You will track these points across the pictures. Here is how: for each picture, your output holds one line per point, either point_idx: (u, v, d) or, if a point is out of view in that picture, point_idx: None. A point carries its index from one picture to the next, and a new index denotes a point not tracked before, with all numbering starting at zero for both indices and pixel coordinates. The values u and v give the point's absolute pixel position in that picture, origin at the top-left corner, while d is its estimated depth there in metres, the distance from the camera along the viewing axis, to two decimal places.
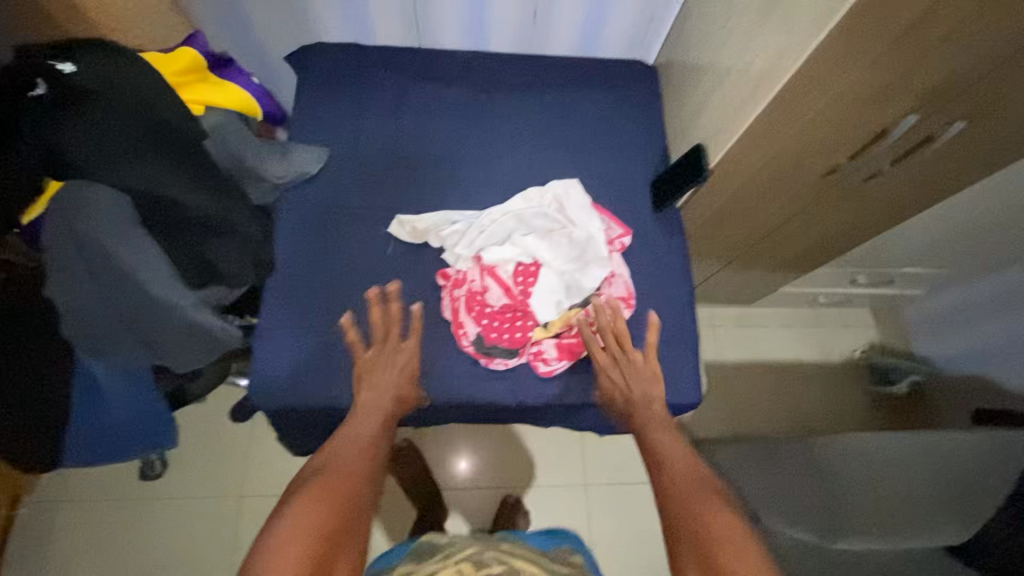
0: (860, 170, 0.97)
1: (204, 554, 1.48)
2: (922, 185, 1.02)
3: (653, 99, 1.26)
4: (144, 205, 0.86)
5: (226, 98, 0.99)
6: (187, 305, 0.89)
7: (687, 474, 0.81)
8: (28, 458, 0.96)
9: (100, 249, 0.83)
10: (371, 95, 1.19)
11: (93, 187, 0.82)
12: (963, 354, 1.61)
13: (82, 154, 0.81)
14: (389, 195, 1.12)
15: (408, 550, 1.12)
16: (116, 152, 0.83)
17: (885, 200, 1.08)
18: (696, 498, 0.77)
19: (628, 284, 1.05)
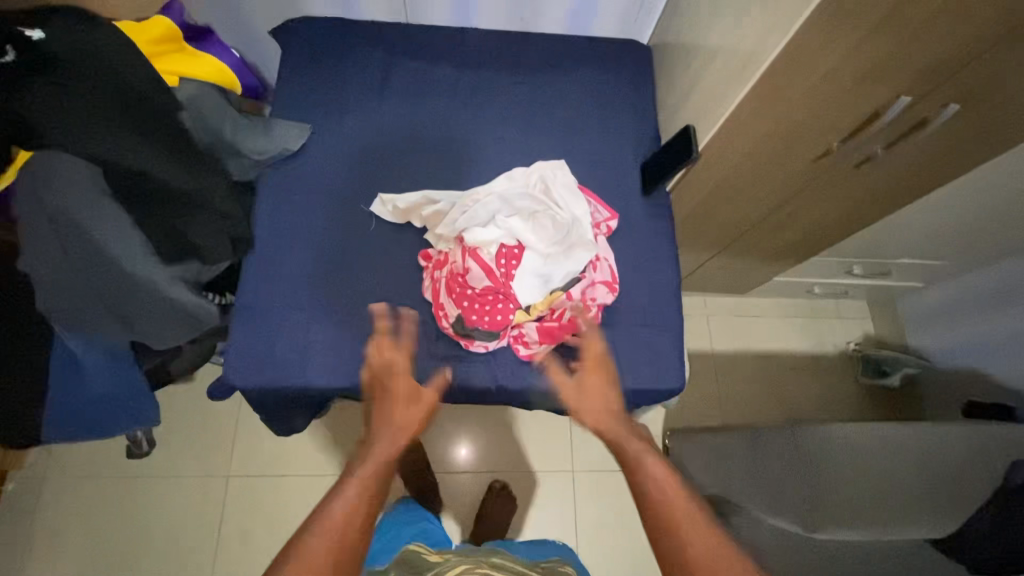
0: (853, 154, 0.94)
1: (192, 533, 1.49)
2: (918, 171, 0.99)
3: (647, 79, 1.23)
4: (117, 177, 0.84)
5: (203, 70, 0.96)
6: (163, 282, 0.88)
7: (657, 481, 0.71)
8: (11, 433, 0.96)
9: (71, 221, 0.81)
10: (357, 71, 1.17)
11: (62, 158, 0.80)
12: (958, 348, 1.59)
13: (47, 122, 0.77)
14: (373, 174, 1.10)
15: (398, 559, 1.10)
16: (85, 121, 0.79)
17: (880, 186, 1.05)
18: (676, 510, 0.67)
19: (613, 269, 1.02)
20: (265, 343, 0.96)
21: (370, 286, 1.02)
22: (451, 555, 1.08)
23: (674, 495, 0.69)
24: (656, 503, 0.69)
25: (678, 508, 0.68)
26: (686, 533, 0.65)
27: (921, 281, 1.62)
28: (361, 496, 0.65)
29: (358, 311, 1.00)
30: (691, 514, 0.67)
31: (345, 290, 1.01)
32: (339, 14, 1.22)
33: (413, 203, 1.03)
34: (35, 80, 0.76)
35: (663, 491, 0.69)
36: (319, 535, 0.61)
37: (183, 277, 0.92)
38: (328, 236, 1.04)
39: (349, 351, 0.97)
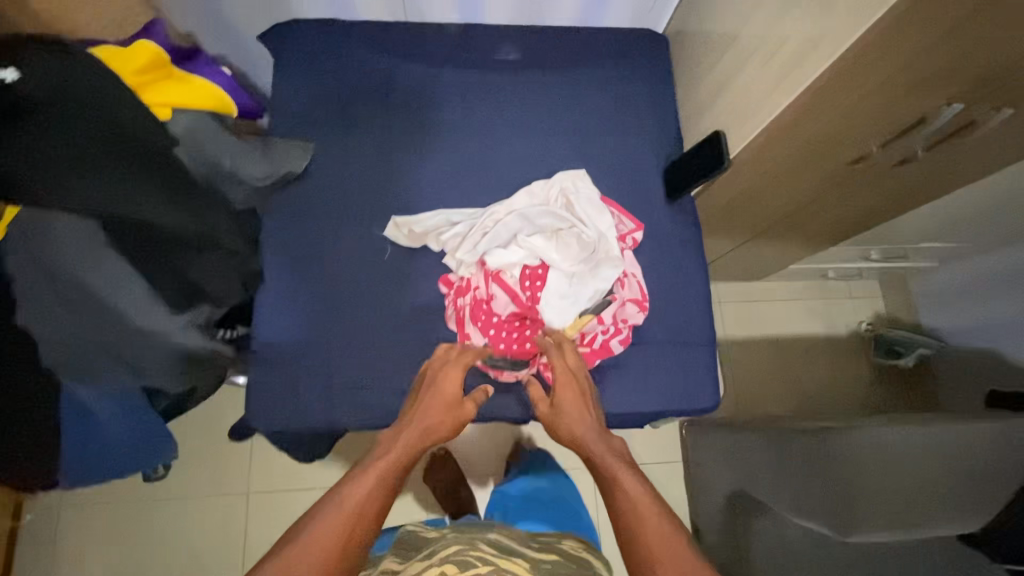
0: (889, 157, 0.90)
1: (217, 551, 1.49)
2: (952, 170, 0.96)
3: (666, 75, 1.17)
4: (113, 225, 0.77)
5: (194, 97, 0.87)
6: (173, 332, 0.83)
7: (632, 503, 0.72)
8: (26, 483, 0.93)
9: (73, 278, 0.77)
10: (358, 80, 1.09)
11: (56, 215, 0.75)
12: (971, 329, 1.59)
13: (32, 174, 0.70)
14: (382, 193, 1.03)
15: (393, 546, 1.06)
16: (66, 169, 0.71)
17: (911, 185, 1.01)
18: (643, 530, 0.69)
19: (641, 285, 0.98)
20: (285, 385, 0.92)
21: (389, 318, 0.97)
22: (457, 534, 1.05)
23: (644, 516, 0.70)
24: (624, 517, 0.71)
25: (648, 528, 0.69)
26: (651, 549, 0.67)
27: (936, 261, 1.60)
28: (377, 488, 0.73)
29: (379, 345, 0.95)
30: (660, 533, 0.68)
31: (364, 322, 0.96)
32: (332, 14, 1.13)
33: (431, 226, 0.98)
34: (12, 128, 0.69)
35: (637, 513, 0.71)
36: (323, 522, 0.67)
37: (196, 324, 0.86)
38: (342, 266, 0.98)
39: (371, 387, 0.93)
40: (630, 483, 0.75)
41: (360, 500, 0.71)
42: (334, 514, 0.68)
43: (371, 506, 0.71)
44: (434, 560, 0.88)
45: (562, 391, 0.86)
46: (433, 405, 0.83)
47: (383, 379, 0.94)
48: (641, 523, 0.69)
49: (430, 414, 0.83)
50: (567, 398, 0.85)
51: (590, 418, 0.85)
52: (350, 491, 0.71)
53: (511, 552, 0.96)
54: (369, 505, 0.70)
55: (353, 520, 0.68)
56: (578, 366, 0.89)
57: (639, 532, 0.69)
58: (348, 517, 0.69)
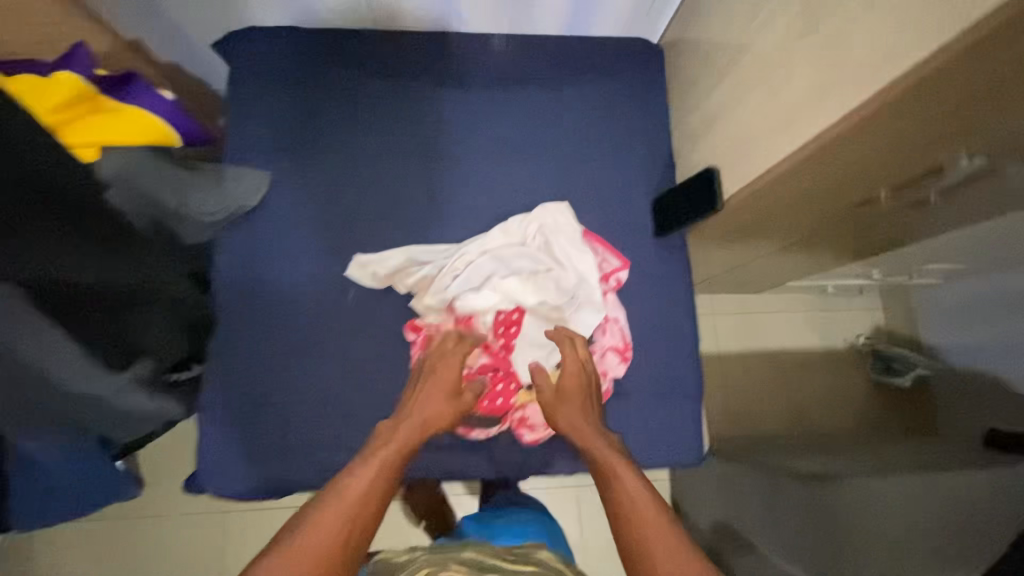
0: (897, 201, 0.81)
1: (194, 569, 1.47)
2: (964, 211, 0.87)
3: (659, 91, 1.06)
4: (35, 285, 0.68)
5: (122, 129, 0.78)
6: (109, 394, 0.77)
7: (637, 496, 0.68)
8: None
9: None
10: (319, 98, 1.00)
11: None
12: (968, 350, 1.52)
13: None
14: (345, 227, 0.95)
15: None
16: None
17: (918, 223, 0.93)
18: (649, 524, 0.65)
19: (625, 332, 0.92)
20: (238, 442, 0.86)
21: (352, 367, 0.90)
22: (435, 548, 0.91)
23: (647, 510, 0.66)
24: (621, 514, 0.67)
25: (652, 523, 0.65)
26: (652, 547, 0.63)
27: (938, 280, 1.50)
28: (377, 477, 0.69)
29: (342, 396, 0.89)
30: (661, 526, 0.64)
31: (325, 371, 0.90)
32: (292, 21, 1.02)
33: (396, 267, 0.91)
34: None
35: (637, 506, 0.66)
36: (324, 514, 0.63)
37: (135, 381, 0.79)
38: (301, 309, 0.91)
39: (332, 444, 0.87)
40: (628, 475, 0.71)
41: (363, 488, 0.67)
42: (334, 506, 0.64)
43: (374, 495, 0.67)
44: None
45: (565, 376, 0.84)
46: (435, 389, 0.80)
47: (346, 433, 0.88)
48: (639, 519, 0.66)
49: (430, 399, 0.79)
50: (570, 385, 0.83)
51: (590, 408, 0.82)
52: (349, 479, 0.67)
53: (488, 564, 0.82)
54: (372, 496, 0.67)
55: (357, 509, 0.65)
56: (585, 351, 0.87)
57: (643, 527, 0.65)
58: (349, 508, 0.65)
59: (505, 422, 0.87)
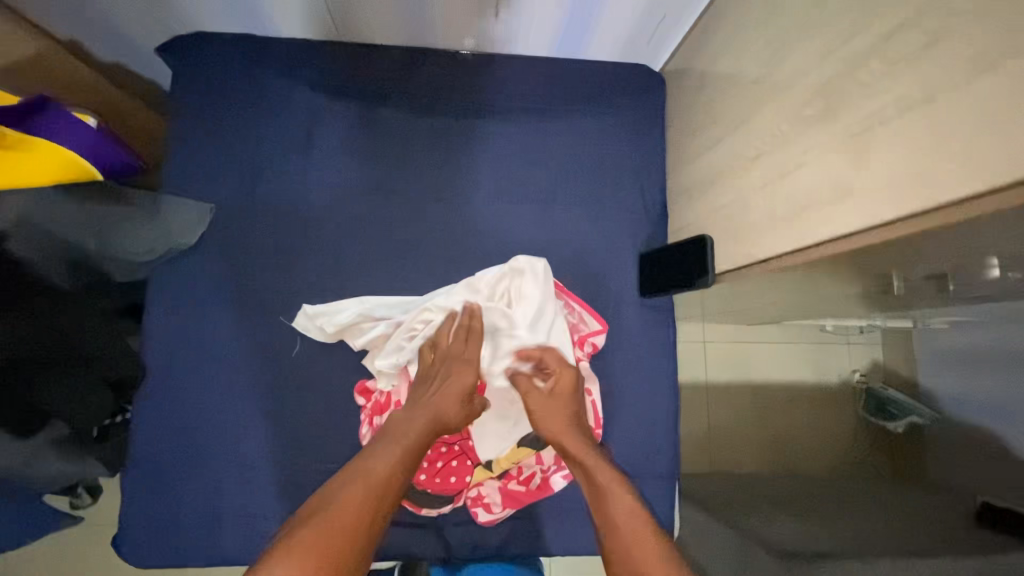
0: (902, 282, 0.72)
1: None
2: (973, 296, 0.78)
3: (656, 129, 0.95)
4: None
5: (34, 171, 0.68)
6: (19, 463, 0.69)
7: (632, 508, 0.64)
8: None
9: None
10: (271, 120, 0.89)
11: None
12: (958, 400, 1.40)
13: None
14: (294, 268, 0.86)
15: None
16: None
17: (921, 300, 0.84)
18: (642, 537, 0.60)
19: (598, 410, 0.84)
20: (168, 508, 0.79)
21: (296, 431, 0.82)
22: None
23: (640, 520, 0.62)
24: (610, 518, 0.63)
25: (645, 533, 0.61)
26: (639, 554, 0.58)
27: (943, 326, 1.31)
28: (399, 465, 0.66)
29: (286, 462, 0.82)
30: (649, 534, 0.60)
31: (268, 434, 0.82)
32: (242, 30, 0.89)
33: (348, 323, 0.82)
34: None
35: (630, 517, 0.63)
36: (346, 493, 0.61)
37: (53, 443, 0.72)
38: (243, 363, 0.83)
39: (271, 514, 0.80)
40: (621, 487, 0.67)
41: (385, 471, 0.65)
42: (354, 488, 0.62)
43: (391, 483, 0.64)
44: None
45: (564, 381, 0.80)
46: (451, 383, 0.78)
47: (288, 504, 0.81)
48: (635, 535, 0.60)
49: (443, 397, 0.76)
50: (568, 392, 0.80)
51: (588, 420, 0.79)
52: (372, 461, 0.65)
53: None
54: (388, 481, 0.64)
55: (374, 495, 0.62)
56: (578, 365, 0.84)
57: (633, 538, 0.60)
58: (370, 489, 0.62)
59: (456, 501, 0.80)
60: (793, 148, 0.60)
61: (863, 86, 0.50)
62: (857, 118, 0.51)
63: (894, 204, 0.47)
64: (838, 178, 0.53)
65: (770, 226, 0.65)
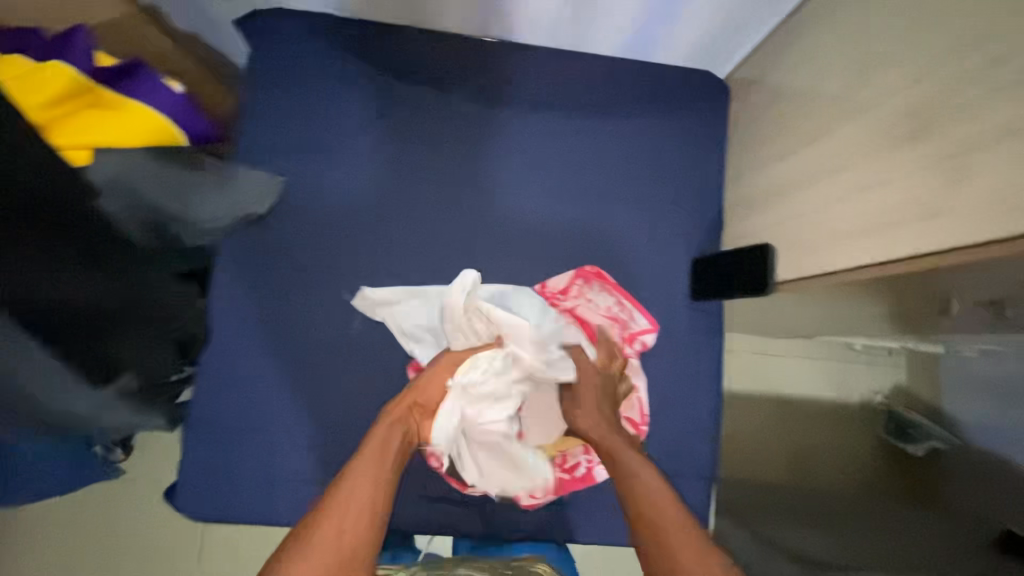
0: (968, 306, 0.72)
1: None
2: None
3: (718, 135, 0.96)
4: (36, 313, 0.60)
5: (124, 133, 0.69)
6: (94, 413, 0.71)
7: (663, 510, 0.63)
8: None
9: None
10: (344, 99, 0.91)
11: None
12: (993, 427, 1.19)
13: None
14: (356, 246, 0.88)
15: None
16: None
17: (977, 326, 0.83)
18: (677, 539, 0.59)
19: (644, 405, 0.86)
20: (224, 468, 0.82)
21: (351, 403, 0.85)
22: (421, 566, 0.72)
23: (672, 520, 0.61)
24: (642, 514, 0.63)
25: (678, 535, 0.60)
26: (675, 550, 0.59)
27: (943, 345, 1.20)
28: (377, 474, 0.62)
29: (340, 433, 0.84)
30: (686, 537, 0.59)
31: (324, 403, 0.84)
32: (321, 9, 0.91)
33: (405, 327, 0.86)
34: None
35: (660, 516, 0.62)
36: (327, 519, 0.57)
37: (121, 397, 0.73)
38: (302, 333, 0.85)
39: (323, 480, 0.83)
40: (649, 478, 0.66)
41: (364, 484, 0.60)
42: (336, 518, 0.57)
43: (375, 497, 0.60)
44: None
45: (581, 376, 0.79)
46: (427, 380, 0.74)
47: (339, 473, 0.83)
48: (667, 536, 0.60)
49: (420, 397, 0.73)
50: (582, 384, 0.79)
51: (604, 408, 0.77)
52: (350, 479, 0.61)
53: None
54: (374, 503, 0.60)
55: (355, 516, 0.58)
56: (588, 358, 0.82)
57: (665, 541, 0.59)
58: (353, 509, 0.58)
59: (503, 488, 0.81)
60: (877, 165, 0.61)
61: (960, 110, 0.52)
62: (952, 140, 0.53)
63: (994, 225, 0.48)
64: (927, 196, 0.55)
65: (846, 239, 0.66)
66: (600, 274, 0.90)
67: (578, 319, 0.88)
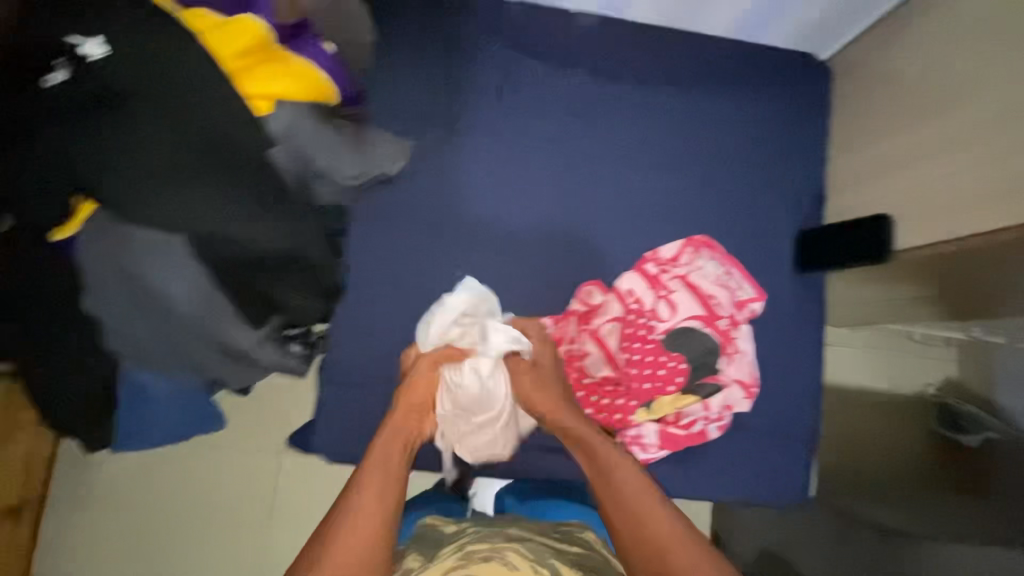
0: None
1: (232, 553, 1.18)
2: None
3: (821, 118, 0.99)
4: (204, 244, 0.68)
5: (298, 88, 0.73)
6: (249, 347, 0.76)
7: (642, 501, 0.64)
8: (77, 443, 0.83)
9: (160, 298, 0.70)
10: (467, 69, 0.94)
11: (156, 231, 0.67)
12: None
13: (109, 168, 0.62)
14: (478, 209, 0.92)
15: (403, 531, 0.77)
16: (172, 179, 0.63)
17: None
18: (658, 519, 0.62)
19: (753, 368, 0.90)
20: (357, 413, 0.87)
21: None
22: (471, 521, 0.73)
23: (653, 507, 0.63)
24: (626, 511, 0.64)
25: (663, 520, 0.62)
26: (664, 551, 0.58)
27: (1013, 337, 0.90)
28: (385, 479, 0.65)
29: None
30: (673, 527, 0.61)
31: None
32: None
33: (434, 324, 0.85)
34: (76, 123, 0.62)
35: (638, 499, 0.64)
36: (343, 527, 0.59)
37: (272, 335, 0.78)
38: (429, 291, 0.90)
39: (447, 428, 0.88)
40: (628, 470, 0.68)
41: (368, 490, 0.63)
42: (349, 527, 0.59)
43: (394, 493, 0.64)
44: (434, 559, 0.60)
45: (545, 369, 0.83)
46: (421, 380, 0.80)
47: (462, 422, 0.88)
48: (655, 524, 0.61)
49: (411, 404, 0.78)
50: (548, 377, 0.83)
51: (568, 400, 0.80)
52: (360, 486, 0.64)
53: (540, 545, 0.64)
54: (386, 502, 0.62)
55: (372, 517, 0.60)
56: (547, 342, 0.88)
57: (648, 524, 0.61)
58: (374, 509, 0.61)
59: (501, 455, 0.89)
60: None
61: None
62: None
63: None
64: None
65: (977, 210, 0.71)
66: (709, 243, 0.93)
67: (689, 286, 0.91)
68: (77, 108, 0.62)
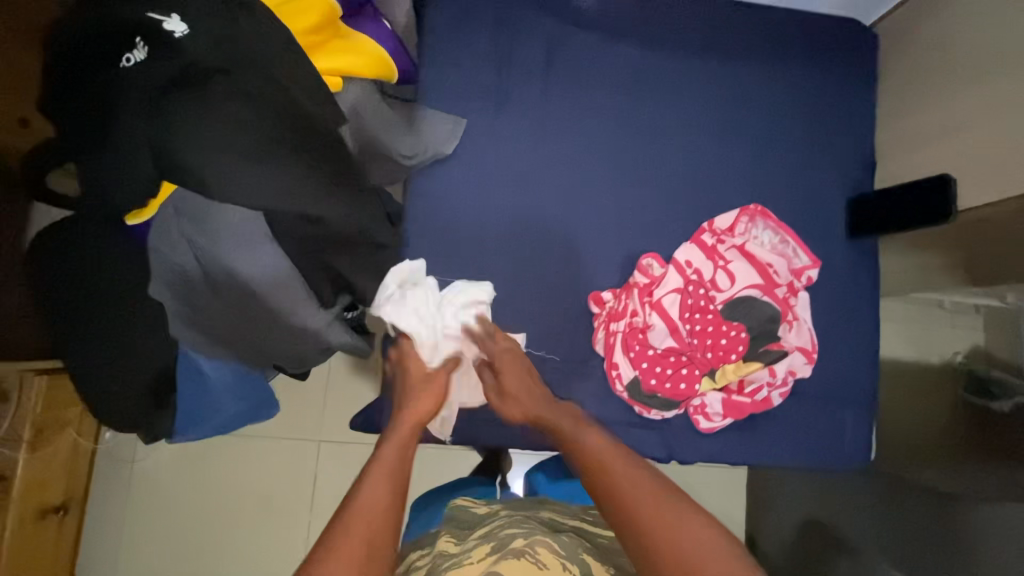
0: None
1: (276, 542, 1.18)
2: None
3: (868, 83, 0.99)
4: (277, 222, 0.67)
5: (365, 64, 0.75)
6: (319, 328, 0.75)
7: (608, 463, 0.62)
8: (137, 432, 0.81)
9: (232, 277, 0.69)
10: (517, 43, 0.94)
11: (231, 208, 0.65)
12: None
13: (188, 142, 0.61)
14: (534, 185, 0.92)
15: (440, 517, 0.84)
16: (249, 155, 0.62)
17: None
18: (620, 479, 0.60)
19: (812, 335, 0.90)
20: None
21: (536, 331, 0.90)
22: (510, 505, 0.81)
23: (614, 463, 0.62)
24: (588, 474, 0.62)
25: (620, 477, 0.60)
26: (633, 506, 0.56)
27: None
28: (390, 480, 0.62)
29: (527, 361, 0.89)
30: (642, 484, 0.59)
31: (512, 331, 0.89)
32: None
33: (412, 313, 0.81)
34: (160, 99, 0.61)
35: (599, 457, 0.63)
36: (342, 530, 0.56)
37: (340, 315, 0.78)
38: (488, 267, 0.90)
39: None
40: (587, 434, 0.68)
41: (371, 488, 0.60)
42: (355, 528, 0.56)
43: (394, 497, 0.60)
44: (472, 544, 0.67)
45: (508, 371, 0.80)
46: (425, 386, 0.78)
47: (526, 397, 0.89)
48: (620, 481, 0.59)
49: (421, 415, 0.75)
50: (513, 374, 0.81)
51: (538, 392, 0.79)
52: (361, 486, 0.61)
53: (575, 540, 0.69)
54: (389, 504, 0.59)
55: (370, 518, 0.57)
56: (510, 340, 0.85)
57: (604, 478, 0.60)
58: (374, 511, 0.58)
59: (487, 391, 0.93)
60: None
61: None
62: None
63: None
64: None
65: None
66: (765, 212, 0.93)
67: (746, 255, 0.91)
68: (160, 85, 0.62)
